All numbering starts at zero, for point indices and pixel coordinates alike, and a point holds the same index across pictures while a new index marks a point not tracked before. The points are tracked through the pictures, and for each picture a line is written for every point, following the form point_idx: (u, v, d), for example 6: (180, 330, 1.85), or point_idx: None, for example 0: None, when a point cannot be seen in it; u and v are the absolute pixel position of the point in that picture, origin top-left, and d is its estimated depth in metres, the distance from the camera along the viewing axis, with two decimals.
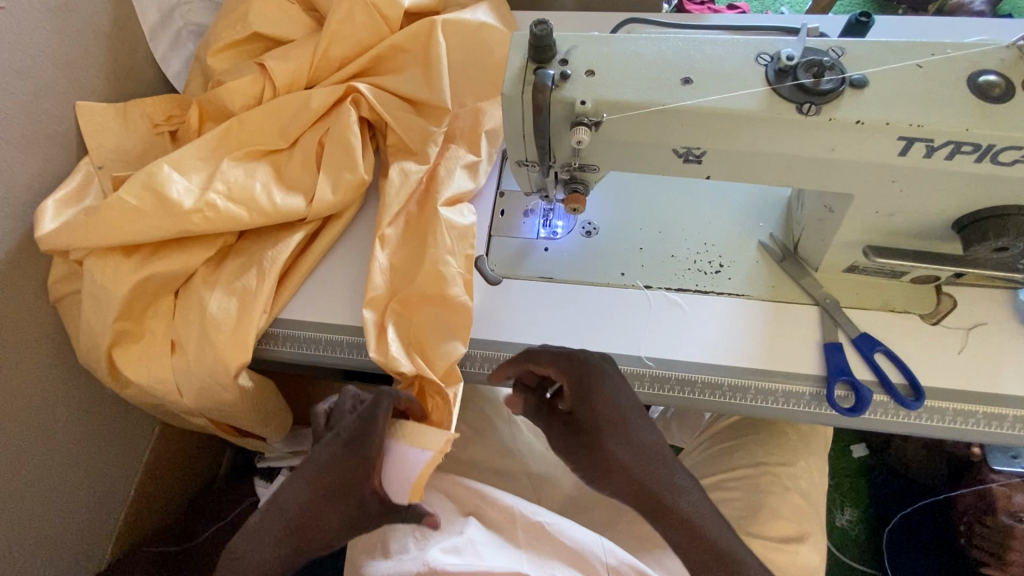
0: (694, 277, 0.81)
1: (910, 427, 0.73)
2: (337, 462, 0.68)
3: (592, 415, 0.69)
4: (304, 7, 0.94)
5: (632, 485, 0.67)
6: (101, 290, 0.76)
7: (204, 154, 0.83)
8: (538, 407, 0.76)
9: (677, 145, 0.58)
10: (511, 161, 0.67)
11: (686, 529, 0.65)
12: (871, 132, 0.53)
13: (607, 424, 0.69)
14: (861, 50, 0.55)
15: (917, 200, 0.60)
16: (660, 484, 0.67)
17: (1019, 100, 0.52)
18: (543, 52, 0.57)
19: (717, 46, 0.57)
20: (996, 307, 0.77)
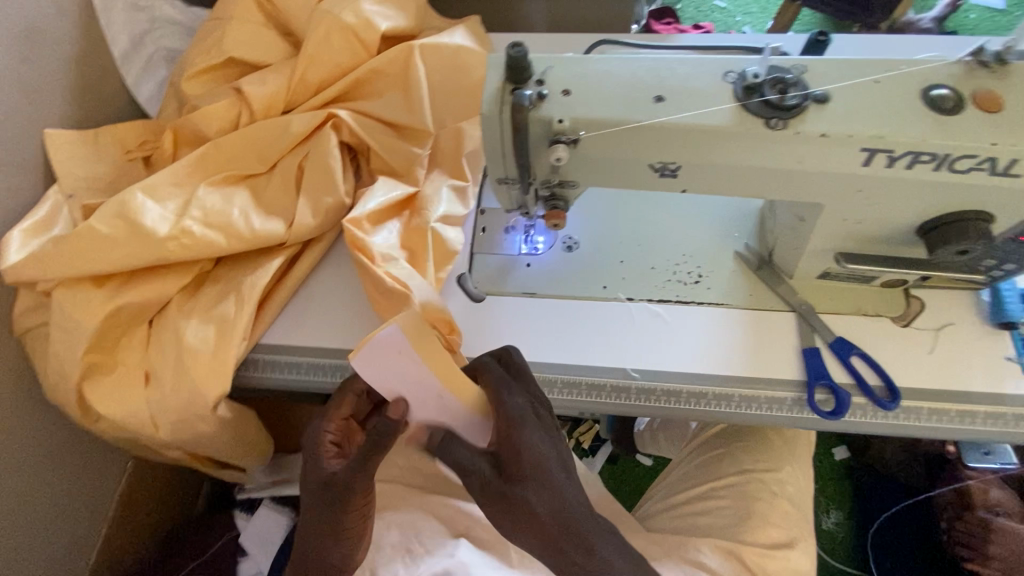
0: (674, 288, 0.83)
1: (889, 428, 0.75)
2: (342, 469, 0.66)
3: (514, 460, 0.58)
4: (282, 32, 0.95)
5: (541, 537, 0.57)
6: (71, 322, 0.74)
7: (179, 180, 0.81)
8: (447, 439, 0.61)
9: (653, 161, 0.60)
10: (491, 179, 0.67)
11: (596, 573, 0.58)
12: (836, 144, 0.55)
13: (534, 476, 0.58)
14: (822, 67, 0.58)
15: (882, 207, 0.62)
16: (577, 534, 0.58)
17: (969, 113, 0.55)
18: (520, 72, 0.58)
19: (687, 67, 0.59)
20: (962, 308, 0.80)
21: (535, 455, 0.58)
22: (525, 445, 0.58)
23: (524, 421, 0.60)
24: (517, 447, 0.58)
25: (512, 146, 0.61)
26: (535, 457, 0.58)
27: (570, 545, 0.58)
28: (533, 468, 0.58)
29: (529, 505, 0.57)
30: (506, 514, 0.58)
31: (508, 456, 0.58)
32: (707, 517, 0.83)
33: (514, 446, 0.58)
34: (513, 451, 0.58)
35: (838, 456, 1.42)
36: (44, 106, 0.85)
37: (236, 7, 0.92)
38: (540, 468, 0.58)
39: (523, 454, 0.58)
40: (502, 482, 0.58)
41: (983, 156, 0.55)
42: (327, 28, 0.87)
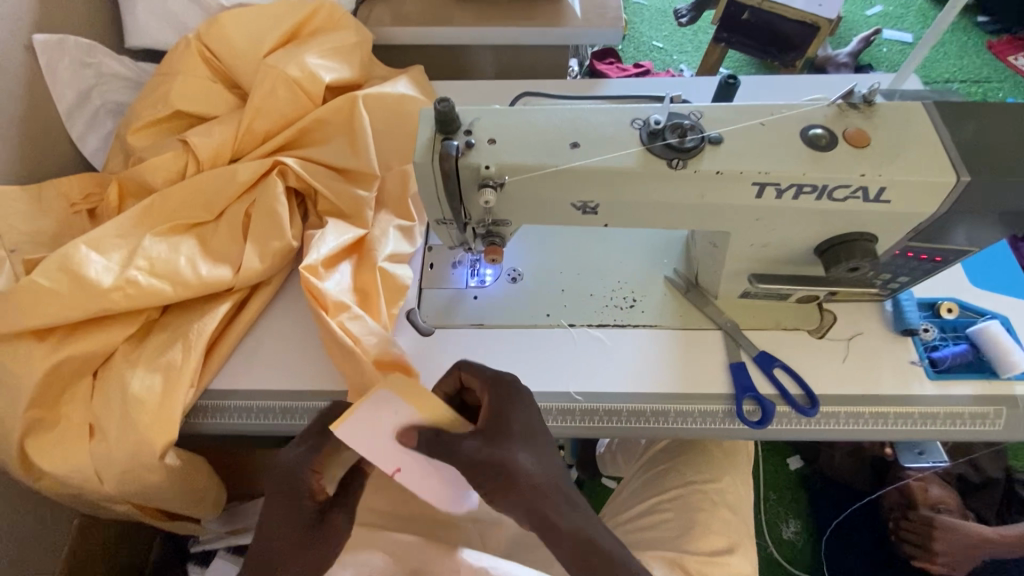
0: (611, 313, 0.88)
1: (812, 433, 0.81)
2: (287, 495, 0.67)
3: (504, 427, 0.61)
4: (229, 85, 0.99)
5: (529, 503, 0.58)
6: (10, 378, 0.73)
7: (124, 231, 0.83)
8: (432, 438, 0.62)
9: (574, 200, 0.66)
10: (430, 221, 0.72)
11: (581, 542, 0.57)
12: (730, 180, 0.62)
13: (524, 440, 0.61)
14: (715, 112, 0.66)
15: (780, 232, 0.69)
16: (556, 505, 0.58)
17: (842, 148, 0.63)
18: (449, 124, 0.63)
19: (599, 115, 0.65)
20: (870, 319, 0.88)
21: (522, 423, 0.62)
22: (519, 416, 0.63)
23: (519, 401, 0.64)
24: (512, 416, 0.62)
25: (444, 190, 0.66)
26: (531, 424, 0.63)
27: (551, 517, 0.57)
28: (528, 438, 0.61)
29: (521, 467, 0.59)
30: (494, 474, 0.58)
31: (505, 423, 0.62)
32: (654, 531, 0.87)
33: (510, 413, 0.63)
34: (508, 419, 0.62)
35: (792, 466, 1.46)
36: None
37: (181, 62, 0.95)
38: (533, 441, 0.62)
39: (518, 426, 0.62)
40: (499, 445, 0.60)
41: (856, 185, 0.62)
42: (272, 81, 0.91)
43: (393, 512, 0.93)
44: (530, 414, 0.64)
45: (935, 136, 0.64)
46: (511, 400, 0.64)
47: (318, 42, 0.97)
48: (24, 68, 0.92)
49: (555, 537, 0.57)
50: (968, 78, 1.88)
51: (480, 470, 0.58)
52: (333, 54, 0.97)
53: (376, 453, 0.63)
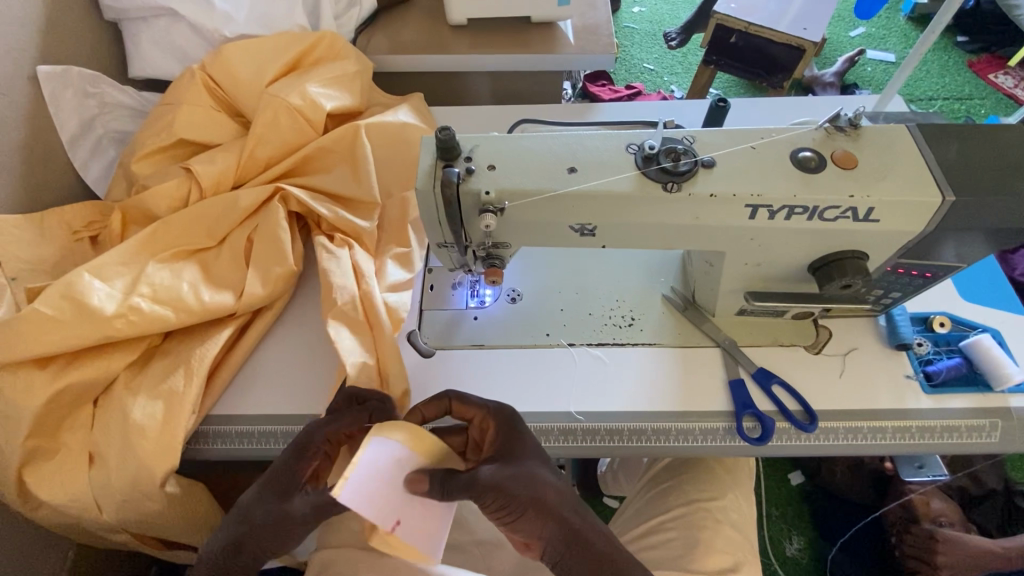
0: (611, 331, 0.89)
1: (812, 448, 0.81)
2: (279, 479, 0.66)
3: (512, 443, 0.69)
4: (232, 114, 1.02)
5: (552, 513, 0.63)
6: (11, 406, 0.73)
7: (127, 259, 0.83)
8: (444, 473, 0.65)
9: (572, 223, 0.68)
10: (431, 244, 0.73)
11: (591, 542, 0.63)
12: (724, 202, 0.64)
13: (534, 453, 0.69)
14: (707, 136, 0.68)
15: (773, 250, 0.71)
16: (572, 509, 0.65)
17: (831, 170, 0.65)
18: (449, 151, 0.65)
19: (596, 141, 0.67)
20: (864, 333, 0.90)
21: (529, 440, 0.70)
22: (525, 444, 0.69)
23: (524, 431, 0.71)
24: (519, 444, 0.69)
25: (445, 215, 0.67)
26: (537, 448, 0.69)
27: (574, 530, 0.64)
28: (540, 461, 0.68)
29: (546, 484, 0.65)
30: (524, 493, 0.63)
31: (518, 450, 0.68)
32: (657, 550, 0.86)
33: (518, 442, 0.69)
34: (520, 447, 0.69)
35: (794, 481, 1.47)
36: None
37: (183, 91, 0.96)
38: (545, 463, 0.68)
39: (529, 451, 0.69)
40: (522, 467, 0.65)
41: (845, 206, 0.64)
42: (274, 109, 0.93)
43: None
44: (535, 444, 0.70)
45: (920, 158, 0.66)
46: (517, 429, 0.71)
47: (319, 72, 1.00)
48: (29, 99, 0.94)
49: (572, 540, 0.63)
50: (950, 96, 1.94)
51: (509, 493, 0.62)
52: (334, 85, 1.00)
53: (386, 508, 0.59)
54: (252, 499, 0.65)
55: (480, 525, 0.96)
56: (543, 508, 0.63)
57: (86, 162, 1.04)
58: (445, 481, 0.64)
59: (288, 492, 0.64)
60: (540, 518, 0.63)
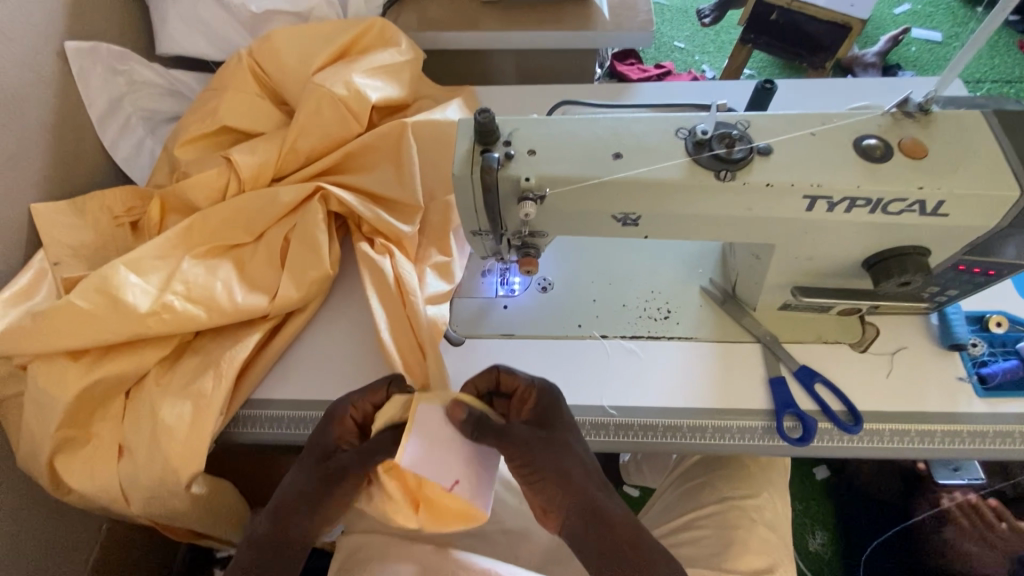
0: (646, 324, 0.86)
1: (856, 451, 0.78)
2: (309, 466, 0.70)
3: (551, 419, 0.71)
4: (278, 102, 1.00)
5: (576, 489, 0.67)
6: (47, 397, 0.74)
7: (163, 253, 0.83)
8: (479, 424, 0.67)
9: (615, 212, 0.64)
10: (465, 232, 0.71)
11: (612, 522, 0.67)
12: (780, 192, 0.60)
13: (569, 430, 0.72)
14: (763, 121, 0.64)
15: (828, 245, 0.67)
16: (596, 489, 0.69)
17: (898, 159, 0.61)
18: (488, 135, 0.62)
19: (641, 124, 0.64)
20: (913, 331, 0.85)
21: (567, 418, 0.73)
22: (566, 421, 0.72)
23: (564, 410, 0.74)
24: (563, 421, 0.72)
25: (483, 203, 0.65)
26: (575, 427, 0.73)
27: (603, 506, 0.68)
28: (579, 442, 0.71)
29: (582, 460, 0.69)
30: (557, 462, 0.67)
31: (558, 424, 0.71)
32: (688, 547, 0.85)
33: (562, 417, 0.72)
34: (563, 423, 0.71)
35: (818, 475, 1.44)
36: (21, 175, 0.86)
37: (232, 78, 0.96)
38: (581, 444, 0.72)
39: (569, 428, 0.72)
40: (564, 442, 0.69)
41: (912, 199, 0.60)
42: (316, 100, 0.90)
43: None
44: (575, 429, 0.73)
45: (997, 148, 0.61)
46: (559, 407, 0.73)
47: (366, 62, 0.96)
48: (58, 80, 0.93)
49: (594, 516, 0.67)
50: (1000, 78, 1.82)
51: (555, 460, 0.67)
52: (383, 74, 0.97)
53: (435, 465, 0.65)
54: (296, 469, 0.71)
55: (506, 514, 0.96)
56: (580, 481, 0.68)
57: (116, 142, 1.03)
58: (480, 426, 0.67)
59: (322, 456, 0.70)
60: (576, 488, 0.67)
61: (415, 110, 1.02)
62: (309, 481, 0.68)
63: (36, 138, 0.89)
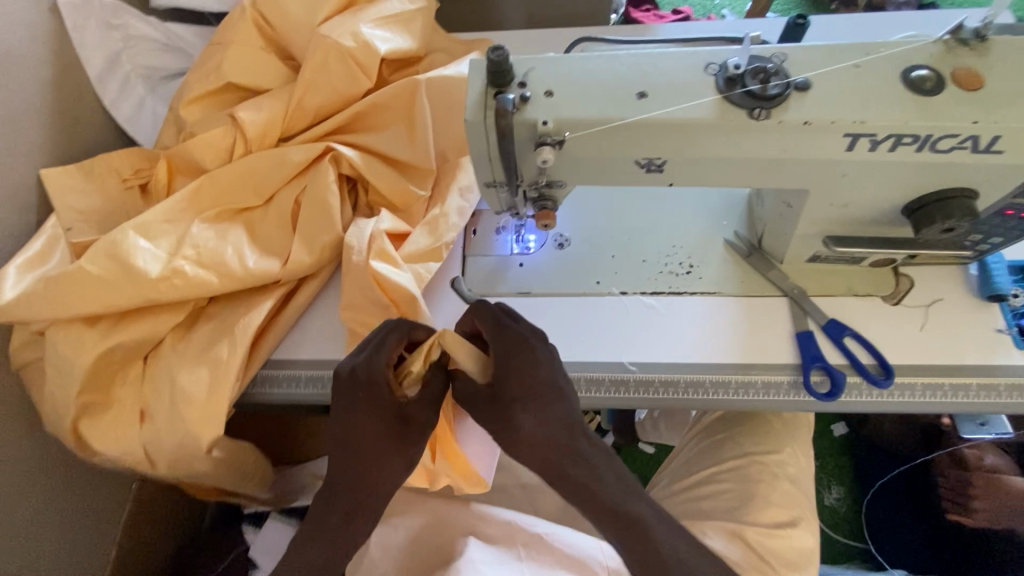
0: (666, 279, 0.83)
1: (887, 406, 0.75)
2: (371, 424, 0.65)
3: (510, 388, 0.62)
4: (283, 56, 0.95)
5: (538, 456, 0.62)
6: (66, 364, 0.74)
7: (171, 217, 0.81)
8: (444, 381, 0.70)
9: (638, 157, 0.61)
10: (479, 184, 0.67)
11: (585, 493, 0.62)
12: (819, 131, 0.56)
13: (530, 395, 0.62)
14: (802, 54, 0.58)
15: (869, 189, 0.62)
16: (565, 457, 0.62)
17: (950, 92, 0.56)
18: (501, 76, 0.58)
19: (668, 62, 0.59)
20: (949, 283, 0.81)
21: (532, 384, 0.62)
22: (536, 368, 0.62)
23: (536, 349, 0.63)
24: (524, 377, 0.62)
25: (497, 150, 0.61)
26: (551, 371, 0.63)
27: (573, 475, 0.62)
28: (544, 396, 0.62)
29: (539, 421, 0.62)
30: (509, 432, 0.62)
31: (510, 383, 0.62)
32: (709, 501, 0.85)
33: (516, 370, 0.62)
34: (515, 380, 0.62)
35: (836, 432, 1.40)
36: (23, 139, 0.84)
37: (235, 31, 0.91)
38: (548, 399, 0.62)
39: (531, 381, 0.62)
40: (518, 403, 0.62)
41: (965, 135, 0.55)
42: (323, 53, 0.85)
43: (442, 481, 0.94)
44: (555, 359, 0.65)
45: None
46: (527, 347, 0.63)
47: (373, 11, 0.90)
48: (51, 40, 0.89)
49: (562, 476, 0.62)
50: None
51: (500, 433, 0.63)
52: (393, 24, 0.91)
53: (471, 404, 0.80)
54: (358, 426, 0.65)
55: (523, 469, 0.96)
56: (537, 445, 0.62)
57: (115, 101, 0.99)
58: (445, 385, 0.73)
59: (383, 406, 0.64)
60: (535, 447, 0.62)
61: (426, 65, 0.97)
62: (379, 445, 0.65)
63: (36, 100, 0.87)
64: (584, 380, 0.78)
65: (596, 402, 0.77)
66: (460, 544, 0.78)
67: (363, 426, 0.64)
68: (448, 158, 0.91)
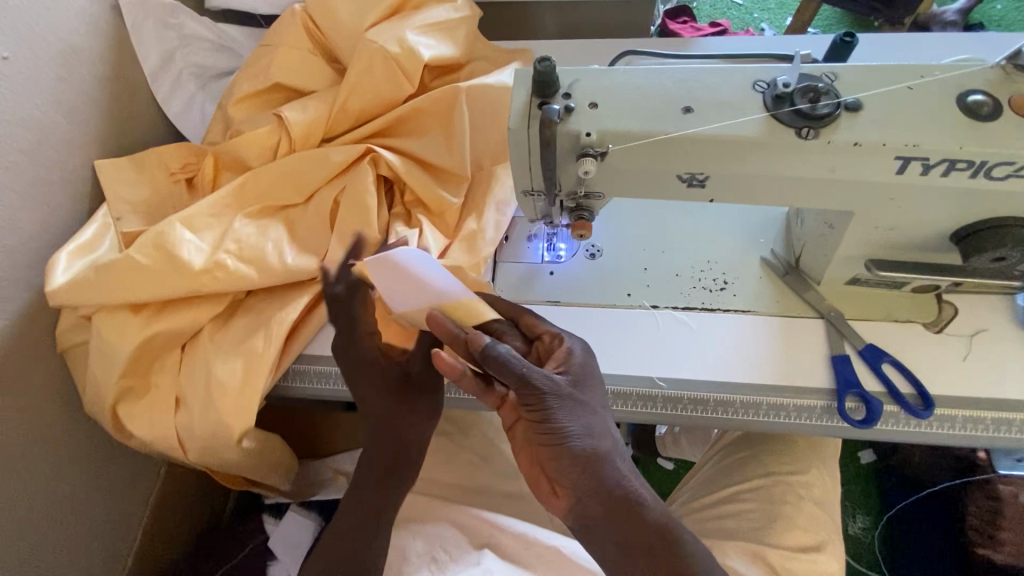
0: (699, 295, 0.82)
1: (924, 436, 0.73)
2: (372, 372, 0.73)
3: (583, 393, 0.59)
4: (329, 59, 0.97)
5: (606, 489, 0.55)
6: (110, 348, 0.77)
7: (215, 211, 0.83)
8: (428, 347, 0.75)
9: (680, 171, 0.60)
10: (516, 192, 0.67)
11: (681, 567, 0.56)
12: (868, 152, 0.55)
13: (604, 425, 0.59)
14: (853, 74, 0.58)
15: (916, 214, 0.61)
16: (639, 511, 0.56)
17: (1008, 118, 0.54)
18: (547, 87, 0.59)
19: (714, 77, 0.59)
20: (995, 312, 0.78)
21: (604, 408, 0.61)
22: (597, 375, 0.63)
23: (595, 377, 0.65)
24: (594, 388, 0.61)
25: (538, 161, 0.62)
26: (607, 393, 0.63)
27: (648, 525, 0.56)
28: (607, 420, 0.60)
29: (617, 455, 0.57)
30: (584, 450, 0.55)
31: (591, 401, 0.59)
32: (733, 520, 0.83)
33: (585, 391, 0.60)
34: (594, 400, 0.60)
35: (864, 460, 1.36)
36: (81, 131, 0.88)
37: (285, 34, 0.94)
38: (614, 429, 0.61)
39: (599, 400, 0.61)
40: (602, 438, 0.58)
41: (1022, 162, 0.54)
42: (369, 57, 0.87)
43: (461, 486, 0.95)
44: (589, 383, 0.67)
45: None
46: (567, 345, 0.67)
47: (419, 18, 0.92)
48: (111, 37, 0.93)
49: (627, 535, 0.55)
50: None
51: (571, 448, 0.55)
52: (437, 32, 0.93)
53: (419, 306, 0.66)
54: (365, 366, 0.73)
55: None
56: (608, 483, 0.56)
57: (167, 97, 1.03)
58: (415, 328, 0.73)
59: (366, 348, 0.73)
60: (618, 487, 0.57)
61: (467, 73, 0.98)
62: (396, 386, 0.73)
63: (95, 94, 0.91)
64: (614, 393, 0.77)
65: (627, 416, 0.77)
66: (475, 552, 0.80)
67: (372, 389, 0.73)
68: (484, 165, 0.92)
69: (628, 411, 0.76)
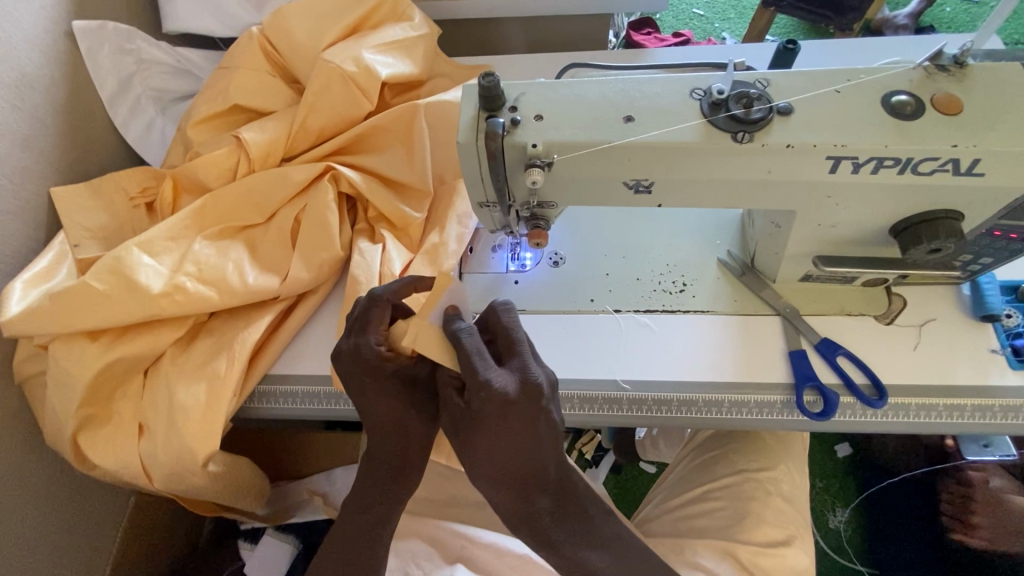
0: (660, 297, 0.84)
1: (880, 425, 0.75)
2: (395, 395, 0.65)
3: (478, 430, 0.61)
4: (288, 79, 0.98)
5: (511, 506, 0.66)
6: (68, 376, 0.76)
7: (174, 234, 0.83)
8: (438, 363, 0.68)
9: (626, 178, 0.62)
10: (472, 204, 0.69)
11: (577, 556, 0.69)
12: (801, 153, 0.57)
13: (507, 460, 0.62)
14: (785, 80, 0.60)
15: (854, 210, 0.64)
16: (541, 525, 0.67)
17: (930, 116, 0.57)
18: (493, 101, 0.60)
19: (654, 86, 0.61)
20: (942, 302, 0.81)
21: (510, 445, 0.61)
22: (514, 410, 0.59)
23: (523, 393, 0.59)
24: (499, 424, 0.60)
25: (489, 173, 0.63)
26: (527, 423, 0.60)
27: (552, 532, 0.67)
28: (514, 457, 0.62)
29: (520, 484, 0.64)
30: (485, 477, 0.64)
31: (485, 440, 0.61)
32: (703, 519, 0.84)
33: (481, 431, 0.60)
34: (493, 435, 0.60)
35: (840, 453, 1.37)
36: (36, 158, 0.87)
37: (243, 56, 0.94)
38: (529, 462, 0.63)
39: (498, 438, 0.60)
40: (484, 463, 0.62)
41: (945, 157, 0.56)
42: (326, 77, 0.88)
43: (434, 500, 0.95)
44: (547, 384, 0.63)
45: None
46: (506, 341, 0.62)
47: (375, 37, 0.94)
48: (66, 65, 0.93)
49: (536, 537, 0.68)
50: None
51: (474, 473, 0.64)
52: (394, 50, 0.94)
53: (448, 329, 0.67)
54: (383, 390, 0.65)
55: None
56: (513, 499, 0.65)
57: (126, 122, 1.03)
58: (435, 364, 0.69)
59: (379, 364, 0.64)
60: (509, 495, 0.65)
61: (427, 90, 1.00)
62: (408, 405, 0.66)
63: (49, 121, 0.90)
64: (579, 398, 0.78)
65: (592, 419, 0.78)
66: (446, 568, 0.79)
67: (383, 407, 0.66)
68: (446, 178, 0.93)
69: (595, 415, 0.77)
